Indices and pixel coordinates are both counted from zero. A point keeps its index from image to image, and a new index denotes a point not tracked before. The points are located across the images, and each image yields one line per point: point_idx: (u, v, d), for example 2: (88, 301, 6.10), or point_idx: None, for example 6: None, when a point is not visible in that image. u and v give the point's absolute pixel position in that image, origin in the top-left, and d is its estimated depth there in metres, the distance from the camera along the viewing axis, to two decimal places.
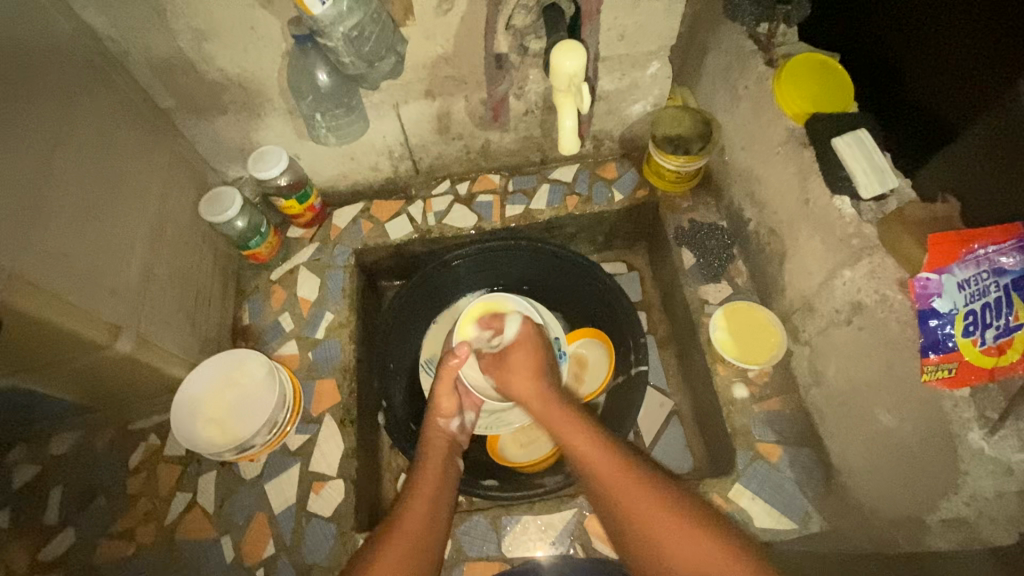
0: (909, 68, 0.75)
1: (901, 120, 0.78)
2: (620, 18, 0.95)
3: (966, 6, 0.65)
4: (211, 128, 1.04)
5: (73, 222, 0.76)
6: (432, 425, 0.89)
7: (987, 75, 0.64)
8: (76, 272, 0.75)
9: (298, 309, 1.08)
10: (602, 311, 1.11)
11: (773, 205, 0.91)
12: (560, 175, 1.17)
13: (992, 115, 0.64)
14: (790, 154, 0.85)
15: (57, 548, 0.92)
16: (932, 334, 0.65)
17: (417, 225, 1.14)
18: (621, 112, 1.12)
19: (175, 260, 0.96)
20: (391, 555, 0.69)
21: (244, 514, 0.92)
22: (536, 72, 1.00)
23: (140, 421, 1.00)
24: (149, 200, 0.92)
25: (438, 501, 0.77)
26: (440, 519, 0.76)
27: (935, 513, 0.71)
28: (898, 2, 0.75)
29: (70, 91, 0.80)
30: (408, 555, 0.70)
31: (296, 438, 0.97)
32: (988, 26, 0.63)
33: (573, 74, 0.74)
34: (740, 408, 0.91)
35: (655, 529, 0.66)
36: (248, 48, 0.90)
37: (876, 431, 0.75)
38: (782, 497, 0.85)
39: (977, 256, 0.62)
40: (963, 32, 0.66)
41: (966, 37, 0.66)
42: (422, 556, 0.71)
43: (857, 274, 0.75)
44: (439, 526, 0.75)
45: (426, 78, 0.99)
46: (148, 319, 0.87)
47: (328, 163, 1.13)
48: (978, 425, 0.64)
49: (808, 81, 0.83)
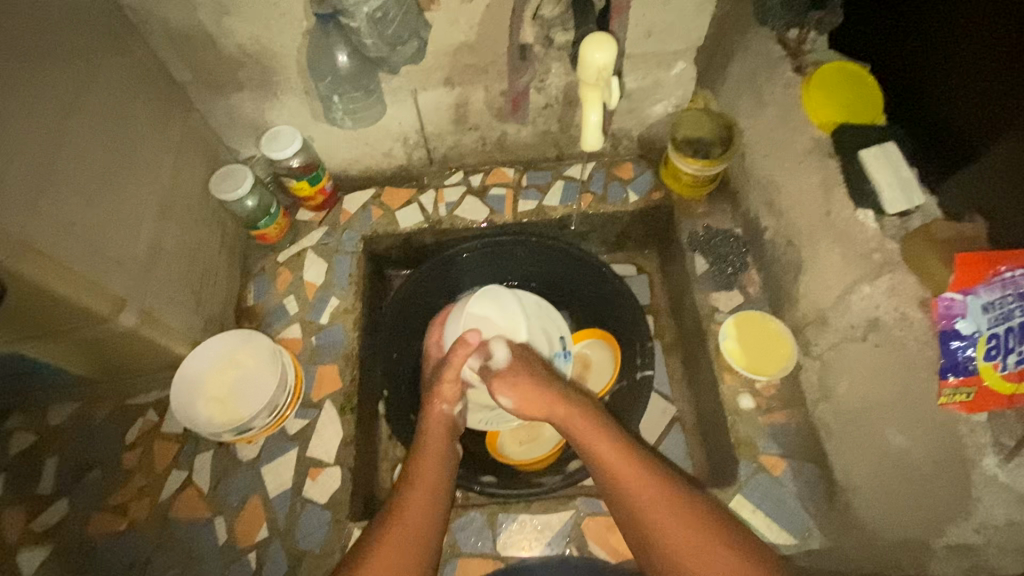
0: (944, 74, 0.72)
1: (935, 130, 0.75)
2: (648, 15, 0.94)
3: (994, 20, 0.64)
4: (226, 104, 1.03)
5: (81, 190, 0.74)
6: (429, 409, 0.84)
7: (1009, 97, 0.63)
8: (83, 243, 0.73)
9: (303, 292, 1.07)
10: (611, 313, 1.09)
11: (793, 215, 0.90)
12: (575, 173, 1.16)
13: (1013, 140, 0.63)
14: (815, 164, 0.84)
15: (50, 518, 0.91)
16: (953, 356, 0.64)
17: (428, 214, 1.13)
18: (642, 112, 1.10)
19: (183, 236, 0.95)
20: (390, 549, 0.67)
21: (238, 496, 0.91)
22: (559, 66, 0.99)
23: (139, 396, 0.99)
24: (159, 172, 0.90)
25: (436, 484, 0.74)
26: (441, 503, 0.74)
27: (943, 538, 0.69)
28: (923, 21, 0.74)
29: (86, 56, 0.78)
30: (408, 549, 0.67)
31: (296, 423, 0.96)
32: (1017, 39, 0.61)
33: (602, 68, 0.72)
34: (746, 419, 0.90)
35: (665, 528, 0.65)
36: (268, 25, 0.88)
37: (885, 452, 0.74)
38: (784, 512, 0.83)
39: (1003, 279, 0.61)
40: (982, 54, 0.66)
41: (987, 58, 0.66)
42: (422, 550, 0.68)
43: (877, 289, 0.73)
44: (443, 510, 0.73)
45: (446, 66, 0.97)
46: (153, 293, 0.86)
47: (342, 146, 1.11)
48: (993, 451, 0.64)
49: (838, 90, 0.81)
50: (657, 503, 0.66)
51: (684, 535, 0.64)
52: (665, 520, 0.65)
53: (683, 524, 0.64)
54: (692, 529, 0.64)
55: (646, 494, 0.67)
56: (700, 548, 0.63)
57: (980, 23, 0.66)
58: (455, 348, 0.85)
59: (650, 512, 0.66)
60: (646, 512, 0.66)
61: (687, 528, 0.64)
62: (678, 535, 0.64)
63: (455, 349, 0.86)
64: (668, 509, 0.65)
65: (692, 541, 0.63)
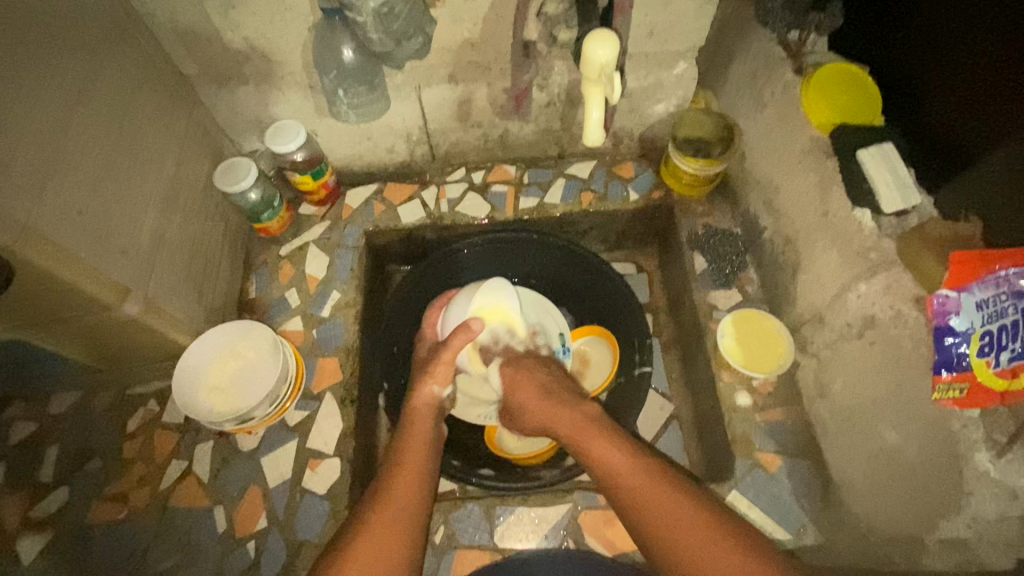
0: (939, 78, 0.73)
1: (931, 132, 0.75)
2: (650, 15, 0.95)
3: (987, 25, 0.65)
4: (232, 97, 1.04)
5: (87, 178, 0.75)
6: (419, 390, 0.86)
7: (1001, 99, 0.64)
8: (88, 230, 0.74)
9: (305, 286, 1.08)
10: (609, 312, 1.10)
11: (791, 214, 0.91)
12: (576, 171, 1.17)
13: (1005, 143, 0.64)
14: (813, 164, 0.85)
15: (49, 505, 0.91)
16: (947, 352, 0.65)
17: (429, 210, 1.14)
18: (644, 111, 1.11)
19: (187, 228, 0.95)
20: (383, 517, 0.67)
21: (237, 486, 0.92)
22: (562, 64, 1.00)
23: (140, 386, 1.00)
24: (163, 164, 0.91)
25: (423, 467, 0.75)
26: (430, 479, 0.74)
27: (935, 533, 0.70)
28: (917, 27, 0.75)
29: (93, 46, 0.79)
30: (399, 519, 0.68)
31: (295, 415, 0.96)
32: (1007, 44, 0.63)
33: (604, 64, 0.74)
34: (742, 416, 0.91)
35: (655, 514, 0.66)
36: (274, 19, 0.89)
37: (880, 448, 0.75)
38: (779, 508, 0.84)
39: (997, 278, 0.62)
40: (974, 60, 0.68)
41: (981, 63, 0.67)
42: (414, 519, 0.69)
43: (873, 288, 0.74)
44: (431, 487, 0.74)
45: (450, 63, 0.98)
46: (156, 284, 0.87)
47: (345, 142, 1.12)
48: (985, 447, 0.64)
49: (836, 91, 0.82)
50: (647, 495, 0.67)
51: (674, 520, 0.64)
52: (655, 510, 0.66)
53: (672, 508, 0.65)
54: (683, 514, 0.65)
55: (635, 483, 0.69)
56: (692, 530, 0.63)
57: (972, 29, 0.67)
58: (457, 335, 0.88)
59: (642, 501, 0.67)
60: (638, 502, 0.67)
61: (676, 510, 0.65)
62: (669, 519, 0.65)
63: (455, 335, 0.89)
64: (660, 496, 0.67)
65: (683, 526, 0.64)
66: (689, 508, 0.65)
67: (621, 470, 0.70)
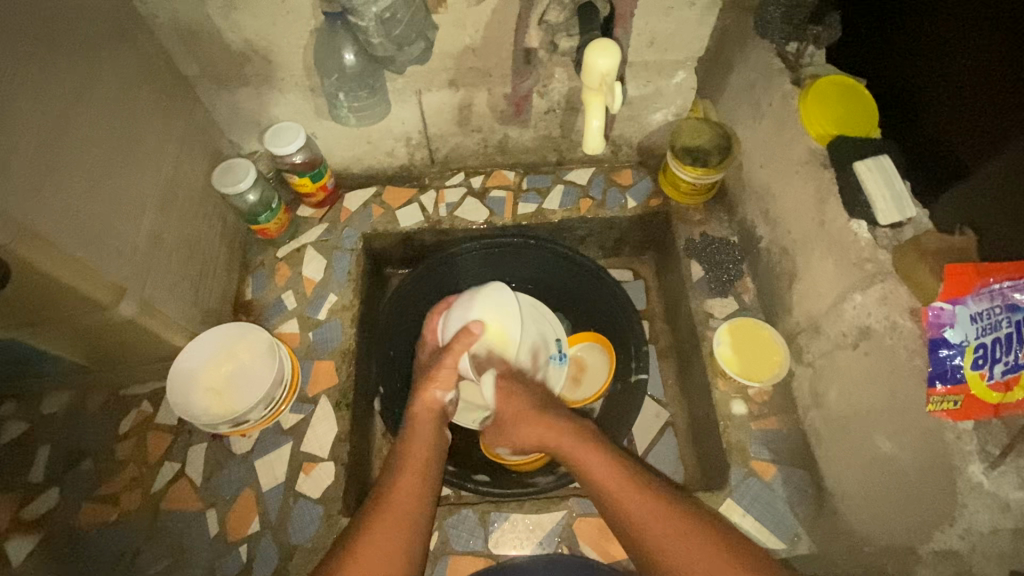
0: (935, 91, 0.74)
1: (926, 144, 0.76)
2: (649, 24, 0.96)
3: (982, 40, 0.66)
4: (232, 98, 1.04)
5: (84, 177, 0.74)
6: (420, 396, 0.86)
7: (997, 114, 0.65)
8: (85, 230, 0.74)
9: (302, 287, 1.07)
10: (608, 317, 1.11)
11: (788, 224, 0.91)
12: (574, 177, 1.17)
13: (1000, 157, 0.65)
14: (811, 174, 0.86)
15: (40, 507, 0.90)
16: (941, 364, 0.65)
17: (428, 214, 1.14)
18: (642, 119, 1.13)
19: (184, 228, 0.95)
20: (384, 522, 0.67)
21: (231, 488, 0.91)
22: (562, 71, 1.01)
23: (134, 387, 0.99)
24: (162, 164, 0.91)
25: (423, 467, 0.75)
26: (432, 481, 0.75)
27: (928, 544, 0.69)
28: (913, 40, 0.76)
29: (93, 46, 0.79)
30: (397, 527, 0.67)
31: (290, 417, 0.96)
32: (1003, 60, 0.63)
33: (606, 72, 0.74)
34: (737, 424, 0.91)
35: (657, 538, 0.65)
36: (275, 21, 0.89)
37: (875, 458, 0.75)
38: (773, 516, 0.85)
39: (991, 290, 0.63)
40: (970, 75, 0.68)
41: (976, 77, 0.67)
42: (412, 527, 0.68)
43: (869, 298, 0.75)
44: (432, 493, 0.74)
45: (451, 68, 0.99)
46: (152, 284, 0.86)
47: (344, 144, 1.13)
48: (978, 459, 0.64)
49: (833, 103, 0.83)
50: (648, 510, 0.67)
51: (677, 544, 0.64)
52: (652, 527, 0.66)
53: (675, 531, 0.65)
54: (686, 539, 0.64)
55: (634, 508, 0.68)
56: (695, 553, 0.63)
57: (968, 44, 0.68)
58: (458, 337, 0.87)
59: (645, 526, 0.66)
60: (638, 526, 0.67)
61: (678, 533, 0.65)
62: (671, 540, 0.65)
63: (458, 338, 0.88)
64: (661, 520, 0.66)
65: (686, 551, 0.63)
66: (689, 531, 0.65)
67: (618, 488, 0.70)
